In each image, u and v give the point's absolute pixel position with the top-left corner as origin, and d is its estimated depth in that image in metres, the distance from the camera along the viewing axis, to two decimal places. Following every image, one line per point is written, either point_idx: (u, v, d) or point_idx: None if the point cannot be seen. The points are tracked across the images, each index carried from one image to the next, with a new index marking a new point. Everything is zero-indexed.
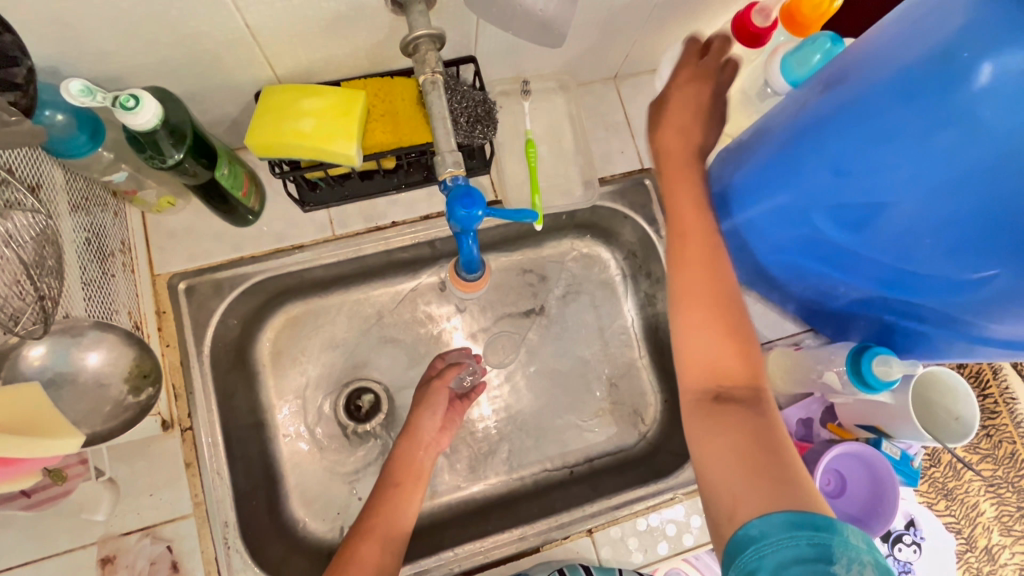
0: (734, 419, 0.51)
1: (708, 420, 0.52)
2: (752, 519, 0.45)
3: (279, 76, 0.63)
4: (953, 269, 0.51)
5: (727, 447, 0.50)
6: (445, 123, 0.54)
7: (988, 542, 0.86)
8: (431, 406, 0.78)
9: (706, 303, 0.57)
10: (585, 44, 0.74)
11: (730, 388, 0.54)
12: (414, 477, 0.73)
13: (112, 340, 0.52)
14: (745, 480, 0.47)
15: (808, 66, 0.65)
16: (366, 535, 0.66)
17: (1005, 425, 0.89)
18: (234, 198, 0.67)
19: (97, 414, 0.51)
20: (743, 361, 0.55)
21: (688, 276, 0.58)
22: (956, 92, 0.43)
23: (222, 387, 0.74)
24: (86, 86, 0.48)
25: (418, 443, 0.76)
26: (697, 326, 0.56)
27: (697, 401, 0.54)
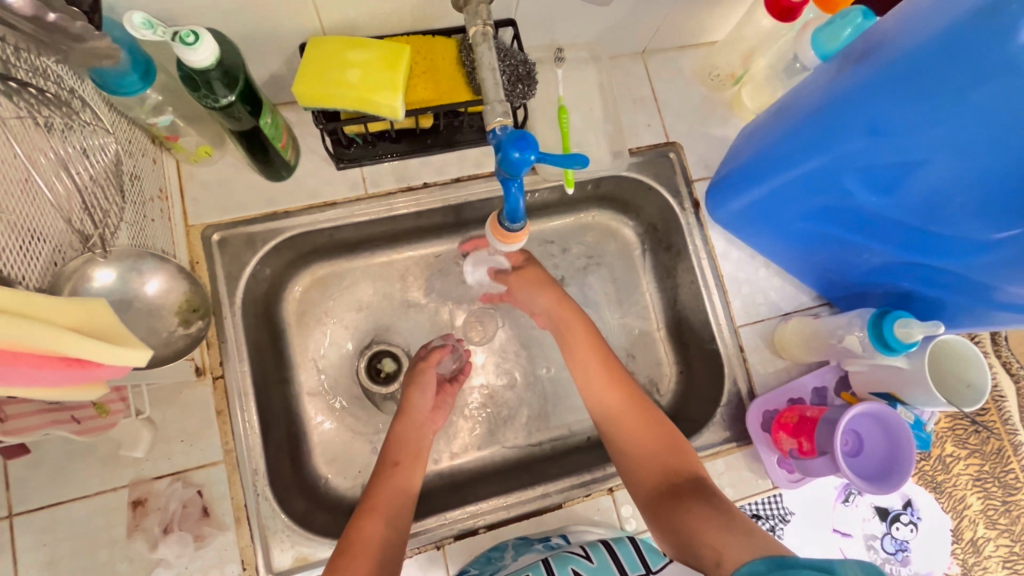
0: (692, 501, 0.65)
1: (667, 506, 0.66)
2: (743, 565, 0.56)
3: (325, 28, 0.64)
4: (979, 229, 0.54)
5: (720, 540, 0.60)
6: (494, 73, 0.55)
7: (974, 535, 0.87)
8: (421, 384, 0.79)
9: (645, 428, 0.72)
10: (621, 14, 0.75)
11: (675, 467, 0.69)
12: (411, 454, 0.74)
13: (167, 270, 0.58)
14: (721, 532, 0.60)
15: (838, 40, 0.68)
16: (370, 512, 0.67)
17: (994, 423, 0.91)
18: (273, 149, 0.68)
19: (154, 336, 0.56)
20: (680, 450, 0.70)
21: (638, 449, 0.71)
22: (997, 49, 0.45)
23: (252, 339, 0.75)
24: (147, 19, 0.49)
25: (410, 422, 0.77)
26: (645, 450, 0.71)
27: (658, 498, 0.68)
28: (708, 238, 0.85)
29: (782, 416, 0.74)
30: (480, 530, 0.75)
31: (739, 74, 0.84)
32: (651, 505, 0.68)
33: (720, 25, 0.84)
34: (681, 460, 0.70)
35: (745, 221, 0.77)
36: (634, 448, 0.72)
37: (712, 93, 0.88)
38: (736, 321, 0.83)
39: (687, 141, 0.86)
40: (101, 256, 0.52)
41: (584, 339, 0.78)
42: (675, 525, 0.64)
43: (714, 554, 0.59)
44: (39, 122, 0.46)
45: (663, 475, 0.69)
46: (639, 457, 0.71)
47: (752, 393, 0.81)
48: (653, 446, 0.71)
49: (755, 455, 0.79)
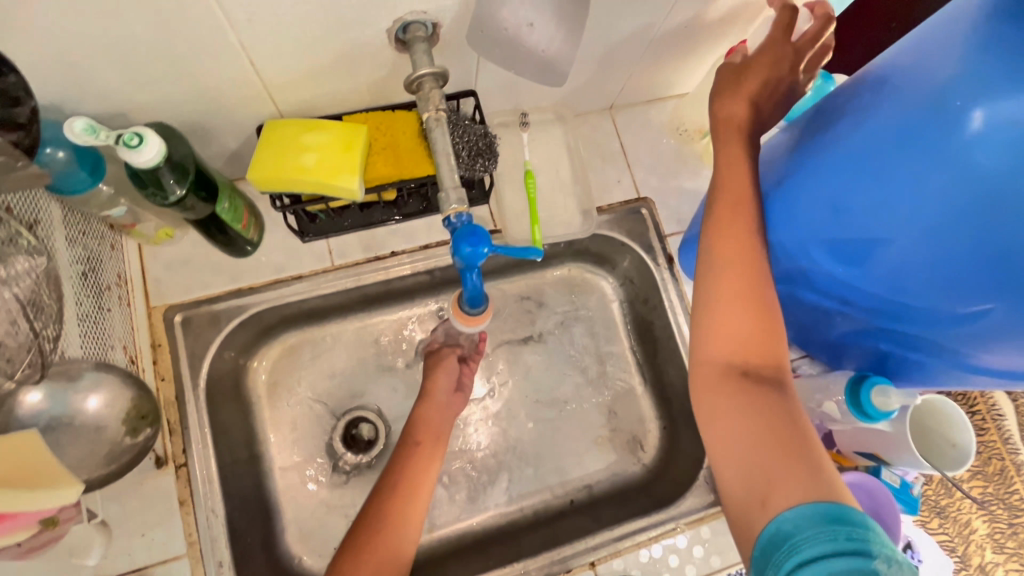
0: (765, 406, 0.47)
1: (726, 385, 0.50)
2: (787, 510, 0.41)
3: (282, 111, 0.63)
4: (948, 304, 0.52)
5: (770, 467, 0.44)
6: (449, 160, 0.54)
7: (982, 560, 0.85)
8: (446, 368, 0.78)
9: (738, 260, 0.53)
10: (583, 77, 0.75)
11: (756, 361, 0.50)
12: (433, 437, 0.73)
13: (111, 383, 0.55)
14: (784, 471, 0.43)
15: (800, 102, 0.67)
16: (392, 488, 0.67)
17: (994, 442, 0.89)
18: (233, 230, 0.67)
19: (93, 458, 0.54)
20: (773, 344, 0.51)
21: (724, 286, 0.52)
22: (948, 138, 0.43)
23: (217, 420, 0.73)
24: (90, 125, 0.48)
25: (434, 404, 0.76)
26: (725, 309, 0.52)
27: (722, 378, 0.50)
28: (684, 293, 0.85)
29: None
30: None
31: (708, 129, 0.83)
32: (704, 363, 0.52)
33: (687, 78, 0.84)
34: (772, 365, 0.50)
35: None
36: (717, 301, 0.52)
37: (682, 145, 0.87)
38: None
39: (658, 195, 0.85)
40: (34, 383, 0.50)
41: (736, 149, 0.56)
42: (720, 416, 0.49)
43: (761, 487, 0.44)
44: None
45: (736, 355, 0.51)
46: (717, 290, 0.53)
47: None
48: (744, 340, 0.50)
49: None
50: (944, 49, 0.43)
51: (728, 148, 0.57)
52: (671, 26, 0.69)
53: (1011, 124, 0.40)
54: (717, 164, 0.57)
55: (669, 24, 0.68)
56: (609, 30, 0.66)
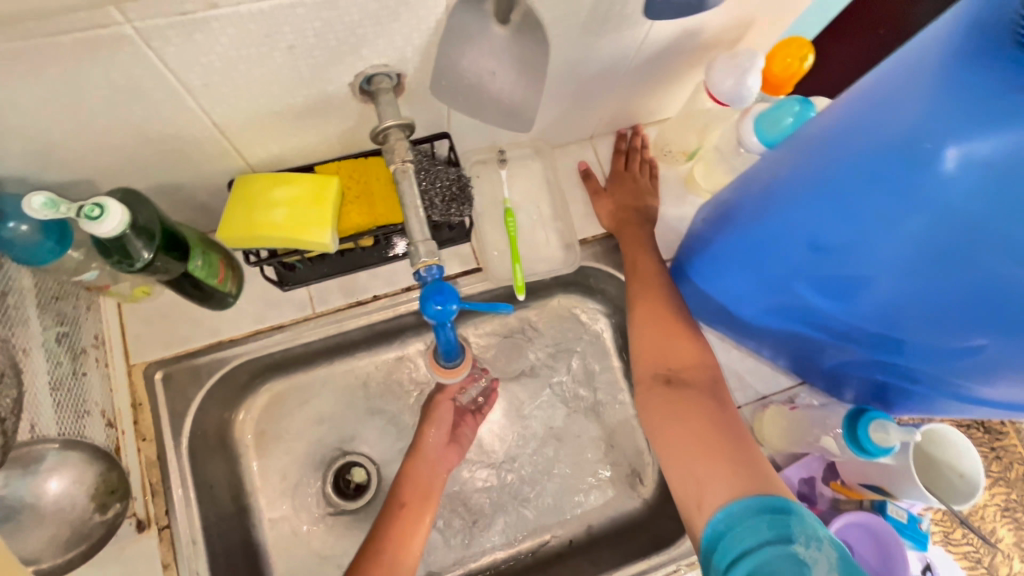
0: (687, 402, 0.61)
1: (657, 390, 0.63)
2: (720, 506, 0.51)
3: (251, 164, 0.63)
4: (941, 339, 0.50)
5: (702, 469, 0.55)
6: (417, 212, 0.53)
7: (1009, 571, 0.81)
8: (436, 423, 0.79)
9: (653, 300, 0.70)
10: (556, 112, 0.74)
11: (679, 371, 0.64)
12: (421, 496, 0.73)
13: (76, 460, 0.59)
14: (711, 469, 0.54)
15: (779, 128, 0.66)
16: (373, 556, 0.66)
17: (1014, 447, 0.86)
18: (209, 286, 0.66)
19: (57, 539, 0.58)
20: (687, 350, 0.65)
21: (644, 320, 0.69)
22: (921, 177, 0.41)
23: (202, 476, 0.71)
24: (50, 200, 0.47)
25: (423, 460, 0.76)
26: (646, 334, 0.68)
27: (652, 386, 0.64)
28: None
29: None
30: None
31: (693, 150, 0.82)
32: (643, 390, 0.65)
33: (668, 104, 0.83)
34: (694, 374, 0.64)
35: (710, 307, 0.73)
36: (640, 330, 0.68)
37: (666, 170, 0.86)
38: None
39: None
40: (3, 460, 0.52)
41: (633, 235, 0.78)
42: (658, 423, 0.61)
43: (695, 490, 0.55)
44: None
45: (662, 369, 0.65)
46: (639, 322, 0.69)
47: None
48: (667, 355, 0.65)
49: None
50: (912, 83, 0.41)
51: (627, 231, 0.78)
52: (643, 58, 0.68)
53: (985, 162, 0.39)
54: (624, 251, 0.77)
55: (641, 57, 0.67)
56: (578, 66, 0.65)
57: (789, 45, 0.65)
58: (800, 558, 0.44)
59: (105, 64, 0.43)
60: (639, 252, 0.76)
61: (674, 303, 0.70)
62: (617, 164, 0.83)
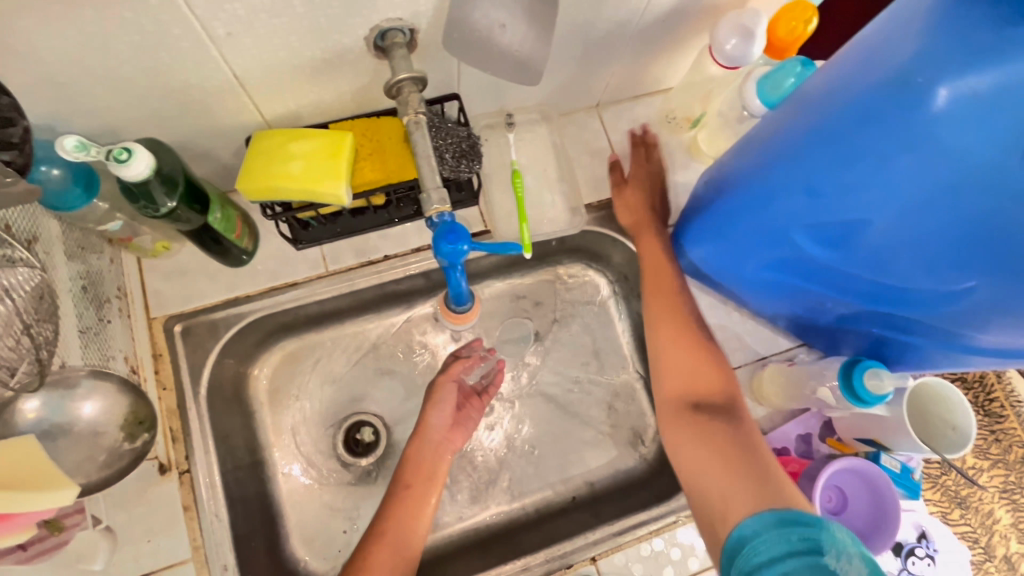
0: (712, 428, 0.64)
1: (683, 420, 0.67)
2: (744, 518, 0.53)
3: (268, 121, 0.65)
4: (932, 282, 0.52)
5: (725, 487, 0.58)
6: (429, 161, 0.55)
7: (1007, 551, 0.84)
8: (439, 406, 0.79)
9: (673, 325, 0.73)
10: (564, 77, 0.76)
11: (705, 399, 0.67)
12: (424, 478, 0.74)
13: (107, 390, 0.56)
14: (735, 488, 0.57)
15: (781, 89, 0.67)
16: (378, 538, 0.69)
17: (1013, 429, 0.88)
18: (227, 240, 0.69)
19: (91, 463, 0.55)
20: (715, 381, 0.69)
21: (668, 344, 0.72)
22: (913, 117, 0.43)
23: (219, 426, 0.74)
24: (80, 142, 0.50)
25: (427, 443, 0.77)
26: (672, 363, 0.71)
27: (678, 413, 0.68)
28: None
29: None
30: None
31: (697, 117, 0.84)
32: (668, 413, 0.68)
33: (672, 73, 0.84)
34: (717, 398, 0.67)
35: (712, 270, 0.75)
36: (664, 356, 0.72)
37: (670, 137, 0.88)
38: None
39: None
40: (33, 390, 0.50)
41: (651, 240, 0.79)
42: (683, 444, 0.65)
43: (721, 506, 0.57)
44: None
45: (688, 397, 0.68)
46: (664, 338, 0.73)
47: None
48: (691, 380, 0.69)
49: None
50: (904, 26, 0.42)
51: (645, 239, 0.79)
52: (650, 21, 0.70)
53: (975, 97, 0.41)
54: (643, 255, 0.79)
55: (647, 20, 0.69)
56: (586, 28, 0.67)
57: (794, 9, 0.66)
58: (828, 569, 0.45)
59: (135, 8, 0.45)
60: (658, 256, 0.78)
61: (699, 331, 0.73)
62: (635, 157, 0.84)
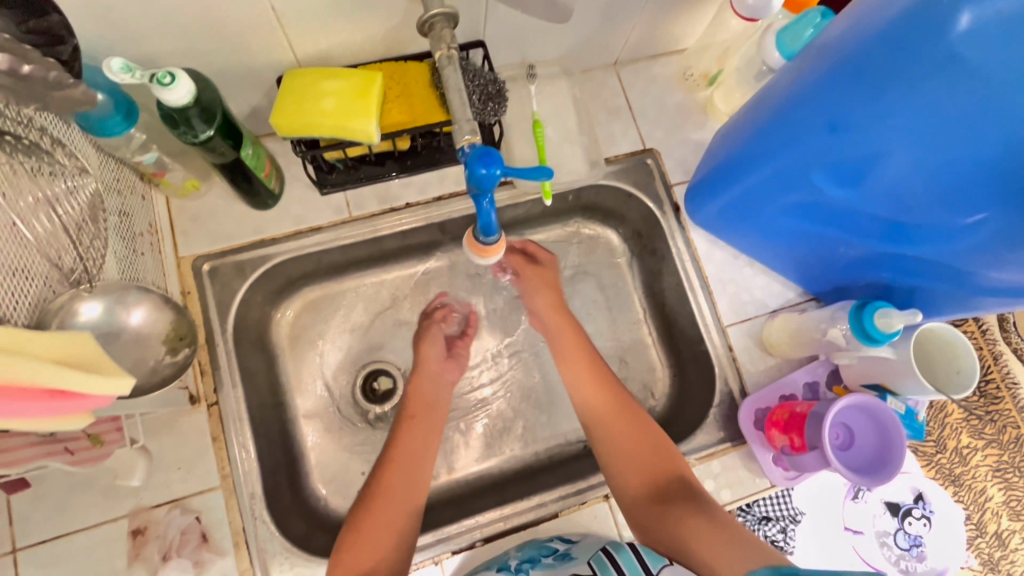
0: (678, 505, 0.68)
1: (652, 507, 0.69)
2: None
3: (299, 60, 0.66)
4: (946, 216, 0.55)
5: (714, 550, 0.62)
6: (461, 94, 0.57)
7: (999, 528, 0.88)
8: (433, 340, 0.84)
9: (624, 436, 0.75)
10: (586, 30, 0.78)
11: (662, 481, 0.71)
12: (425, 407, 0.78)
13: (150, 299, 0.58)
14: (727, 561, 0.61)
15: (801, 40, 0.69)
16: (389, 466, 0.71)
17: (1009, 411, 0.90)
18: (257, 179, 0.70)
19: None
20: (665, 461, 0.72)
21: (618, 425, 0.76)
22: (938, 42, 0.45)
23: (245, 364, 0.76)
24: (125, 64, 0.51)
25: (425, 375, 0.81)
26: (627, 445, 0.74)
27: (646, 501, 0.70)
28: (690, 240, 0.85)
29: (774, 413, 0.73)
30: (479, 543, 0.74)
31: (714, 74, 0.86)
32: (637, 511, 0.70)
33: (689, 32, 0.86)
34: (673, 474, 0.71)
35: (729, 222, 0.78)
36: (615, 434, 0.75)
37: (687, 96, 0.89)
38: (724, 322, 0.83)
39: (664, 146, 0.88)
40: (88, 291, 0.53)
41: (561, 321, 0.84)
42: (658, 529, 0.68)
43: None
44: (37, 166, 0.49)
45: (649, 481, 0.71)
46: (616, 444, 0.75)
47: (744, 391, 0.80)
48: (648, 466, 0.72)
49: (751, 455, 0.78)
50: None
51: (559, 321, 0.84)
52: None
53: (999, 20, 0.43)
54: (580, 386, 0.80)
55: None
56: None
57: None
58: None
59: None
60: (585, 364, 0.80)
61: (646, 424, 0.75)
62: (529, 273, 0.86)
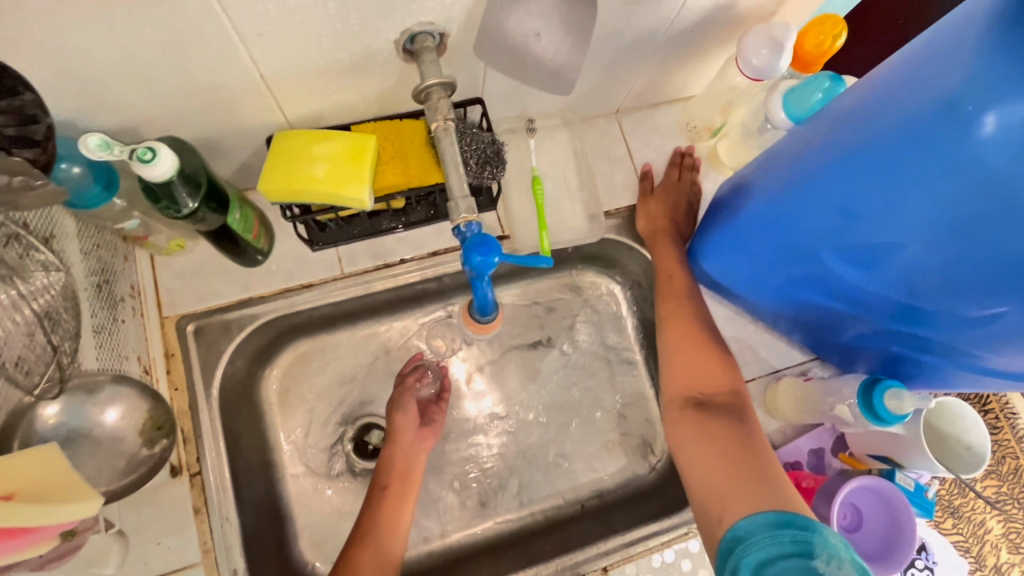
0: (717, 425, 0.63)
1: (686, 414, 0.66)
2: (742, 518, 0.52)
3: (290, 121, 0.64)
4: (960, 306, 0.53)
5: (727, 479, 0.57)
6: (458, 169, 0.55)
7: (998, 560, 0.83)
8: (404, 407, 0.78)
9: (687, 341, 0.72)
10: (589, 82, 0.75)
11: (710, 397, 0.66)
12: (400, 479, 0.74)
13: (128, 396, 0.56)
14: (735, 486, 0.56)
15: (807, 104, 0.67)
16: (362, 542, 0.68)
17: (1008, 440, 0.87)
18: (244, 241, 0.68)
19: (110, 469, 0.55)
20: (722, 380, 0.68)
21: (680, 341, 0.72)
22: (960, 141, 0.43)
23: (229, 427, 0.73)
24: (104, 141, 0.48)
25: (399, 446, 0.76)
26: (679, 346, 0.72)
27: (682, 407, 0.67)
28: None
29: None
30: None
31: (717, 126, 0.84)
32: (671, 411, 0.67)
33: (694, 82, 0.84)
34: (727, 400, 0.66)
35: (731, 280, 0.75)
36: (675, 355, 0.72)
37: (690, 146, 0.87)
38: None
39: None
40: (53, 396, 0.52)
41: (667, 250, 0.79)
42: (683, 433, 0.64)
43: (718, 506, 0.55)
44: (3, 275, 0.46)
45: (694, 393, 0.67)
46: (671, 336, 0.73)
47: None
48: (698, 380, 0.68)
49: None
50: (952, 54, 0.43)
51: (659, 245, 0.80)
52: (678, 31, 0.69)
53: None
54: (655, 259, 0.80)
55: (676, 29, 0.68)
56: (614, 36, 0.66)
57: (823, 22, 0.66)
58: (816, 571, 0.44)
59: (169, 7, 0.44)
60: (672, 261, 0.79)
61: (709, 329, 0.73)
62: (669, 174, 0.84)
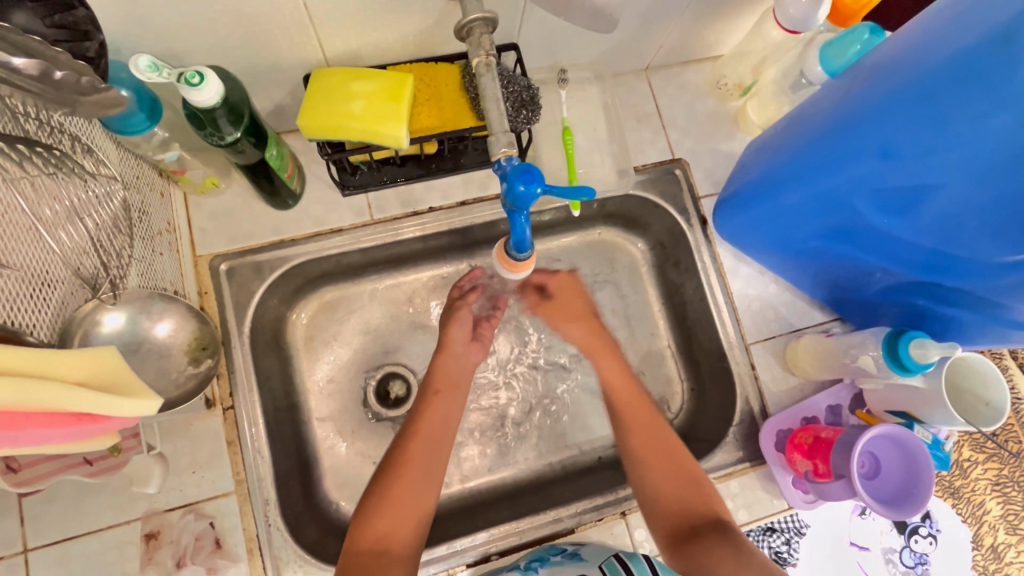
0: (710, 536, 0.64)
1: (689, 544, 0.64)
2: None
3: (328, 59, 0.64)
4: (992, 252, 0.53)
5: None
6: (498, 105, 0.55)
7: (994, 540, 0.82)
8: (459, 319, 0.79)
9: (649, 442, 0.73)
10: (625, 33, 0.75)
11: (693, 511, 0.67)
12: (451, 385, 0.75)
13: (175, 312, 0.60)
14: None
15: (845, 57, 0.67)
16: (413, 436, 0.69)
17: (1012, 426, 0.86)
18: (279, 179, 0.69)
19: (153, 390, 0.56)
20: (690, 477, 0.69)
21: (648, 467, 0.71)
22: (1010, 75, 0.44)
23: (261, 366, 0.75)
24: (153, 62, 0.49)
25: (450, 355, 0.77)
26: (656, 470, 0.71)
27: (679, 530, 0.66)
28: (717, 255, 0.84)
29: (797, 437, 0.73)
30: (493, 556, 0.75)
31: (748, 85, 0.83)
32: (671, 542, 0.66)
33: (726, 40, 0.84)
34: (705, 500, 0.68)
35: (755, 236, 0.76)
36: (648, 477, 0.71)
37: (718, 105, 0.87)
38: (747, 339, 0.82)
39: (693, 156, 0.85)
40: (111, 303, 0.55)
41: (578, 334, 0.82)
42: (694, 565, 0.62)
43: None
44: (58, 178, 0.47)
45: (681, 516, 0.67)
46: (643, 462, 0.72)
47: (765, 412, 0.79)
48: (674, 490, 0.69)
49: (770, 477, 0.77)
50: None
51: (606, 363, 0.80)
52: None
53: None
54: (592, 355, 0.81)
55: None
56: None
57: None
58: None
59: None
60: (611, 368, 0.79)
61: (657, 419, 0.75)
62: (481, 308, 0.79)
